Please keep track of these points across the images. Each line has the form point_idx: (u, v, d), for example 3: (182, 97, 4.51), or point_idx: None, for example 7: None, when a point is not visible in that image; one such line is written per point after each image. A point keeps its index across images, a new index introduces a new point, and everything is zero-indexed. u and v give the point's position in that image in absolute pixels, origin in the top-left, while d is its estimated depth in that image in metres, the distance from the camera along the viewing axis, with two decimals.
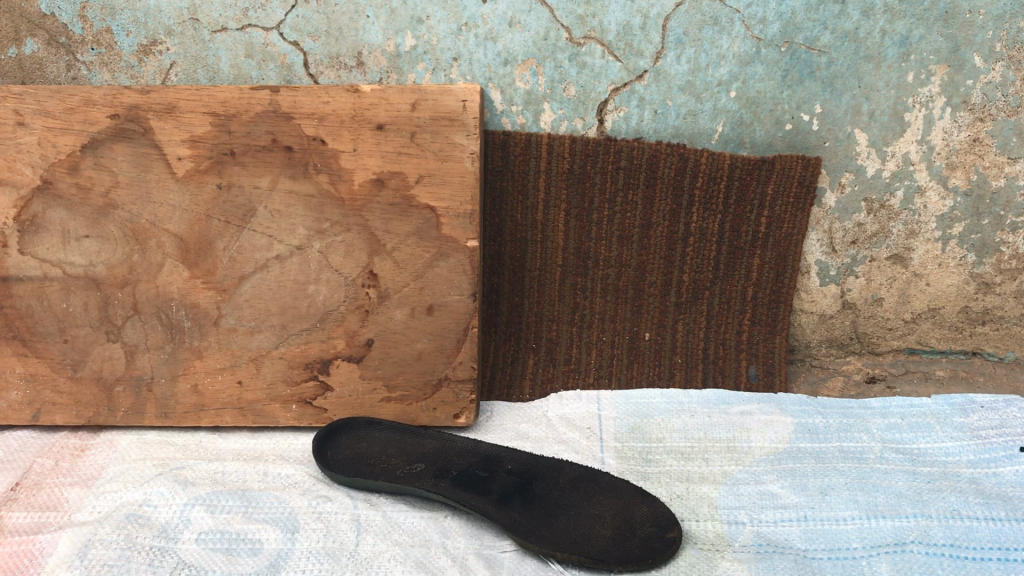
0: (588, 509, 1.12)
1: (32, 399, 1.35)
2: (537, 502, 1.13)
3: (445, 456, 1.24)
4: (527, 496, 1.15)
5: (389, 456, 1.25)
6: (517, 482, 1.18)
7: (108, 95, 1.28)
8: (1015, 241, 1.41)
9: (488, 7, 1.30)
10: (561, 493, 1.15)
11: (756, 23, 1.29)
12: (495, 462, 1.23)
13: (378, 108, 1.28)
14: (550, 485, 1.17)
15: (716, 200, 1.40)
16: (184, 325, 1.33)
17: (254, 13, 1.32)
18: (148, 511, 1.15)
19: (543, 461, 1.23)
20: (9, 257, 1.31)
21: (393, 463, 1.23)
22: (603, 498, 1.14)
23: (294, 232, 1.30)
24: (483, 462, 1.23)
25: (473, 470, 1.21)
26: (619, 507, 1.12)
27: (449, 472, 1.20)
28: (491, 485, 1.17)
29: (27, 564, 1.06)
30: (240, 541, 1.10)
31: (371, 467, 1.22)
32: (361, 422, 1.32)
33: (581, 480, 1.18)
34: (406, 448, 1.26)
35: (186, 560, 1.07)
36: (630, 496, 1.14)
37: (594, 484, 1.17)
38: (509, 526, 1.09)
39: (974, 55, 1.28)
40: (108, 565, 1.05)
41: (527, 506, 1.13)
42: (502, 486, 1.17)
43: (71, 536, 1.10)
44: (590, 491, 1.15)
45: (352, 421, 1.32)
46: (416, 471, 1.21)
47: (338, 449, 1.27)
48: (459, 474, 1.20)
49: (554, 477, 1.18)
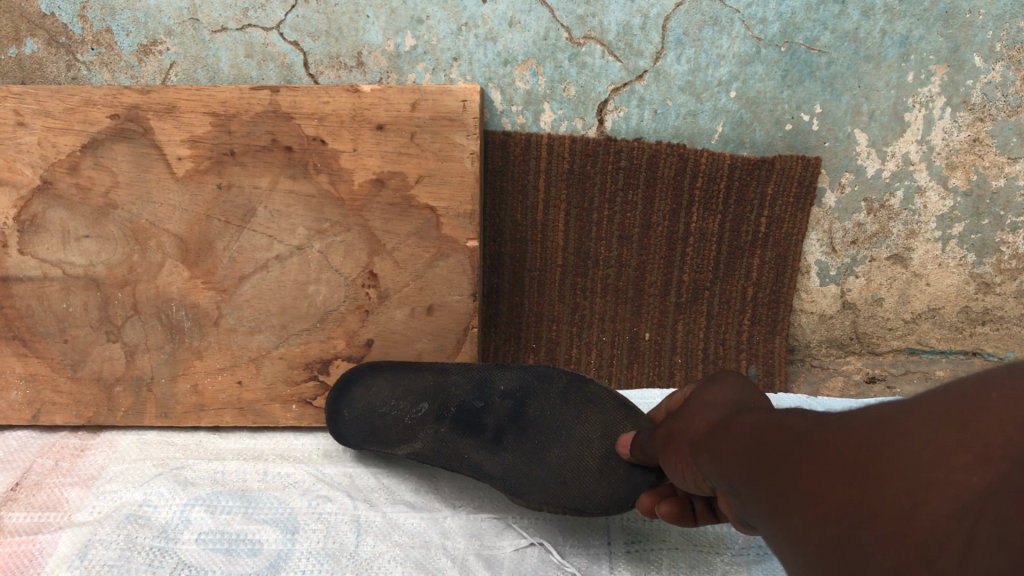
0: (578, 431, 1.14)
1: (32, 399, 1.35)
2: (529, 433, 1.17)
3: (443, 393, 1.23)
4: (520, 426, 1.18)
5: (396, 401, 1.25)
6: (510, 409, 1.20)
7: (109, 95, 1.27)
8: (1015, 241, 1.41)
9: (488, 8, 1.30)
10: (552, 414, 1.17)
11: (756, 23, 1.29)
12: (488, 385, 1.22)
13: (378, 108, 1.28)
14: (542, 405, 1.18)
15: (716, 200, 1.41)
16: (183, 326, 1.33)
17: (254, 13, 1.32)
18: (148, 511, 1.23)
19: (534, 370, 1.20)
20: (9, 258, 1.31)
21: (402, 408, 1.25)
22: (592, 417, 1.14)
23: (294, 232, 1.30)
24: (477, 390, 1.22)
25: (469, 403, 1.22)
26: (605, 424, 1.13)
27: (447, 412, 1.22)
28: (485, 420, 1.20)
29: (27, 564, 1.16)
30: (241, 542, 1.20)
31: (385, 419, 1.25)
32: (366, 368, 1.29)
33: (570, 389, 1.17)
34: (409, 386, 1.26)
35: (186, 560, 1.17)
36: (618, 412, 1.14)
37: (583, 395, 1.16)
38: (504, 478, 1.16)
39: (974, 55, 1.28)
40: (108, 565, 1.15)
41: (519, 439, 1.17)
42: (496, 419, 1.20)
43: (70, 536, 1.19)
44: (580, 406, 1.16)
45: (357, 370, 1.30)
46: (419, 416, 1.23)
47: (351, 402, 1.28)
48: (456, 413, 1.22)
49: (545, 393, 1.18)
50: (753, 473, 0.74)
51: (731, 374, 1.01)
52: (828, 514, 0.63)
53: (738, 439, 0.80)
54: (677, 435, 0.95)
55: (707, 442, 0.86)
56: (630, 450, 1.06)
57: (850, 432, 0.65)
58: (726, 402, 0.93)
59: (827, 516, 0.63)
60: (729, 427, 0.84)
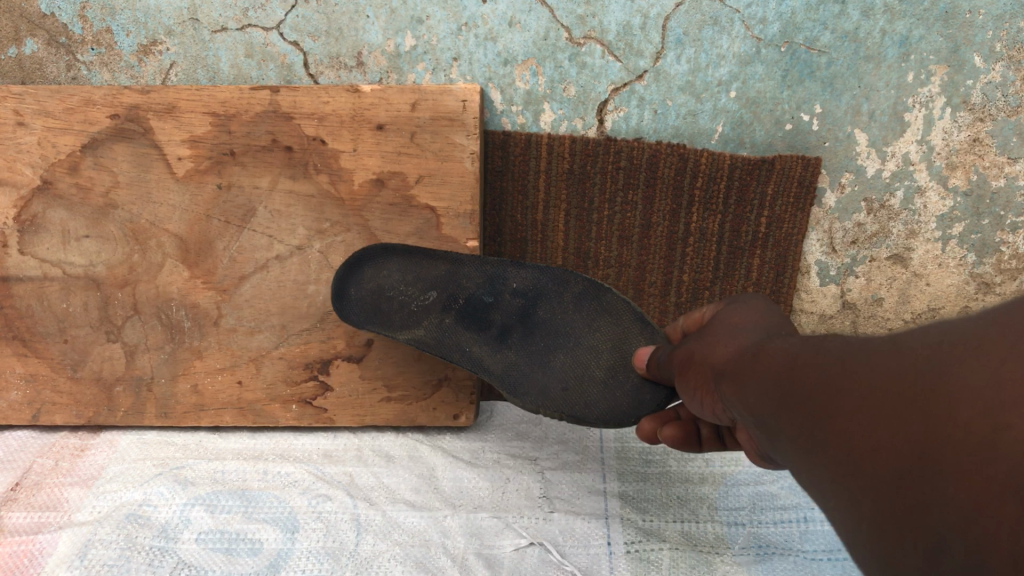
0: (586, 339, 1.09)
1: (32, 399, 1.35)
2: (536, 334, 1.12)
3: (455, 283, 1.19)
4: (528, 325, 1.14)
5: (407, 285, 1.21)
6: (520, 308, 1.15)
7: (109, 95, 1.27)
8: (1015, 241, 1.40)
9: (488, 7, 1.30)
10: (562, 317, 1.12)
11: (756, 23, 1.29)
12: (500, 280, 1.17)
13: (378, 108, 1.28)
14: (553, 308, 1.13)
15: (716, 200, 1.41)
16: (184, 326, 1.33)
17: (254, 13, 1.32)
18: (148, 511, 1.24)
19: (548, 271, 1.14)
20: (10, 258, 1.31)
21: (410, 294, 1.21)
22: (602, 326, 1.09)
23: (294, 232, 1.30)
24: (489, 284, 1.17)
25: (480, 296, 1.18)
26: (616, 336, 1.07)
27: (457, 303, 1.18)
28: (493, 315, 1.16)
29: (27, 564, 1.17)
30: (240, 541, 1.21)
31: (391, 303, 1.21)
32: (378, 249, 1.24)
33: (584, 295, 1.11)
34: (420, 272, 1.22)
35: (185, 560, 1.18)
36: (631, 326, 1.07)
37: (597, 303, 1.10)
38: (503, 375, 1.12)
39: (975, 55, 1.28)
40: (108, 565, 1.17)
41: (526, 341, 1.13)
42: (503, 315, 1.16)
43: (70, 536, 1.20)
44: (591, 313, 1.10)
45: (365, 250, 1.24)
46: (428, 304, 1.20)
47: (359, 283, 1.23)
48: (466, 305, 1.18)
49: (558, 297, 1.13)
50: (792, 407, 0.71)
51: (755, 300, 0.98)
52: (879, 435, 0.60)
53: (773, 371, 0.76)
54: (697, 360, 0.90)
55: (735, 372, 0.83)
56: (648, 366, 1.00)
57: (907, 357, 0.62)
58: (753, 329, 0.90)
59: (876, 444, 0.60)
60: (760, 357, 0.81)
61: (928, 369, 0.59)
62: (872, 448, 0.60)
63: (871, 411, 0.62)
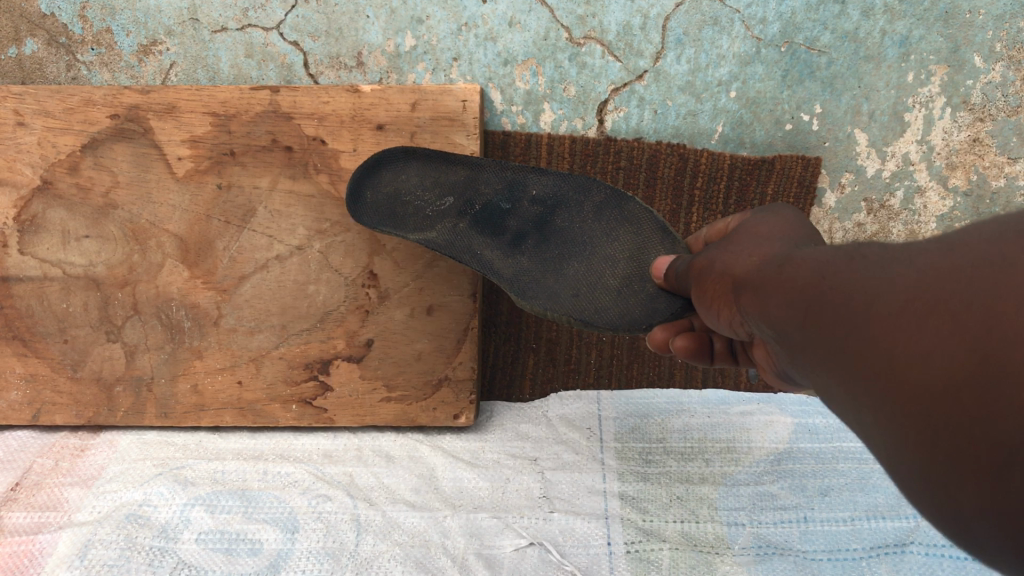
0: (603, 249, 1.04)
1: (32, 399, 1.35)
2: (552, 240, 1.08)
3: (472, 189, 1.15)
4: (544, 233, 1.09)
5: (423, 190, 1.16)
6: (538, 214, 1.11)
7: (109, 95, 1.28)
8: None
9: (488, 8, 1.31)
10: (581, 224, 1.07)
11: (756, 23, 1.29)
12: (520, 186, 1.12)
13: (378, 108, 1.28)
14: (573, 214, 1.08)
15: (716, 200, 1.39)
16: (183, 326, 1.33)
17: (254, 13, 1.33)
18: (148, 511, 1.25)
19: (571, 179, 1.09)
20: (9, 258, 1.31)
21: (427, 198, 1.16)
22: (622, 236, 1.04)
23: (294, 232, 1.30)
24: (507, 190, 1.13)
25: (496, 203, 1.13)
26: (635, 246, 1.03)
27: (472, 208, 1.14)
28: (509, 221, 1.11)
29: (27, 564, 1.19)
30: (240, 541, 1.23)
31: (405, 207, 1.16)
32: (398, 151, 1.19)
33: (606, 205, 1.06)
34: (439, 177, 1.17)
35: (186, 560, 1.20)
36: (651, 236, 1.03)
37: (619, 212, 1.05)
38: (512, 280, 1.06)
39: (974, 55, 1.29)
40: (108, 565, 1.19)
41: (539, 248, 1.08)
42: (519, 222, 1.11)
43: (70, 536, 1.22)
44: (612, 221, 1.05)
45: (387, 152, 1.19)
46: (441, 209, 1.15)
47: (376, 185, 1.18)
48: (481, 212, 1.13)
49: (578, 206, 1.08)
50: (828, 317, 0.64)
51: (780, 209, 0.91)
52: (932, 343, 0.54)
53: (803, 282, 0.70)
54: (716, 270, 0.83)
55: (759, 282, 0.76)
56: (664, 276, 0.95)
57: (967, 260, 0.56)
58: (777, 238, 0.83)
59: (930, 351, 0.54)
60: (789, 265, 0.74)
61: (997, 269, 0.53)
62: (924, 354, 0.55)
63: (926, 316, 0.55)
